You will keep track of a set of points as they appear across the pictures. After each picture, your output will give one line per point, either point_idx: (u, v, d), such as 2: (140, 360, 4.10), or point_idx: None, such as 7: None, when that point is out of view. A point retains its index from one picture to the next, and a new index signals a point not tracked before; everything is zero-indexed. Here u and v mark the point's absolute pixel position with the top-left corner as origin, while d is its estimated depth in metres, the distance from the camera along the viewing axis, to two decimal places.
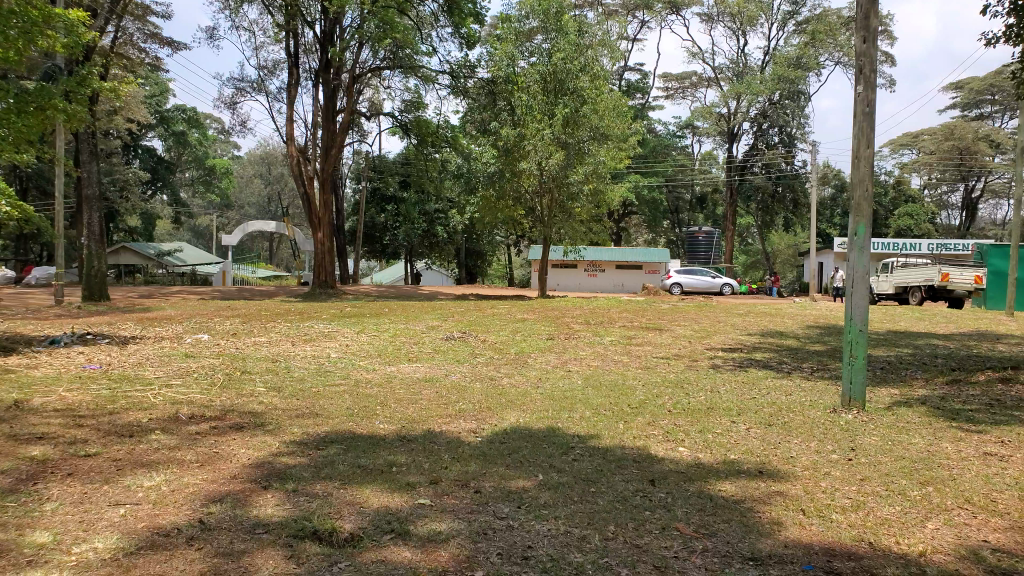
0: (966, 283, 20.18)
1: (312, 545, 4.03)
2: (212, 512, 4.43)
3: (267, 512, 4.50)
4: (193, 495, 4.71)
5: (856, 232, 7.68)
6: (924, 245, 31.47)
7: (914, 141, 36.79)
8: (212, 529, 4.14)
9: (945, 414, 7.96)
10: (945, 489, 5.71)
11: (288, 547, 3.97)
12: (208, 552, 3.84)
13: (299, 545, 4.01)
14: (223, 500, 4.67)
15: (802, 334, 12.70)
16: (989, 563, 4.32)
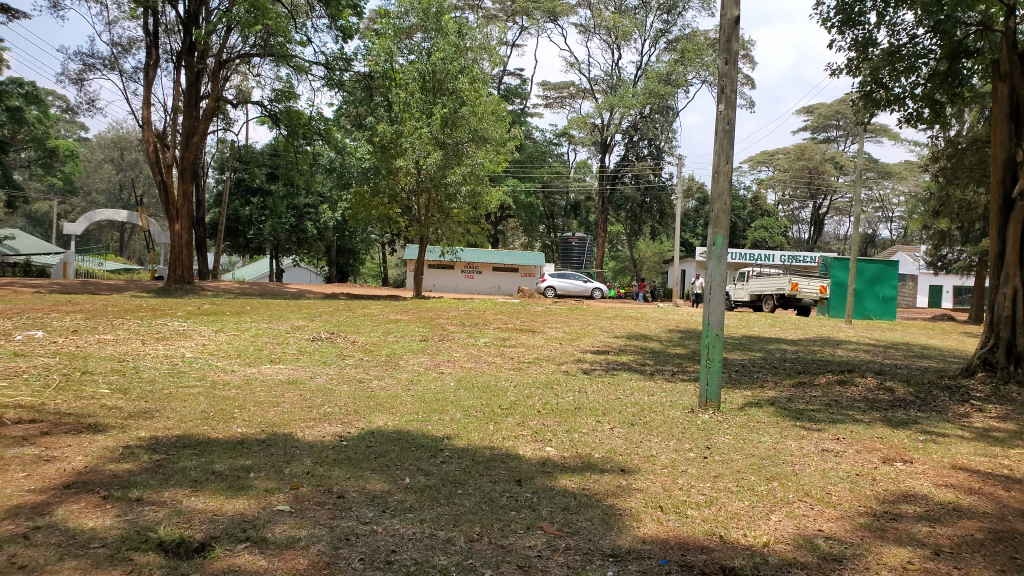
0: (812, 292, 21.85)
1: (156, 557, 3.71)
2: (37, 525, 3.95)
3: (104, 524, 4.08)
4: (13, 509, 4.18)
5: (714, 243, 8.06)
6: (777, 256, 33.81)
7: (770, 160, 39.72)
8: (36, 546, 3.69)
9: (790, 414, 8.55)
10: (787, 483, 6.13)
11: (126, 561, 3.62)
12: (29, 572, 3.42)
13: (141, 558, 3.66)
14: (51, 512, 4.18)
15: (666, 338, 13.31)
16: (822, 550, 4.71)
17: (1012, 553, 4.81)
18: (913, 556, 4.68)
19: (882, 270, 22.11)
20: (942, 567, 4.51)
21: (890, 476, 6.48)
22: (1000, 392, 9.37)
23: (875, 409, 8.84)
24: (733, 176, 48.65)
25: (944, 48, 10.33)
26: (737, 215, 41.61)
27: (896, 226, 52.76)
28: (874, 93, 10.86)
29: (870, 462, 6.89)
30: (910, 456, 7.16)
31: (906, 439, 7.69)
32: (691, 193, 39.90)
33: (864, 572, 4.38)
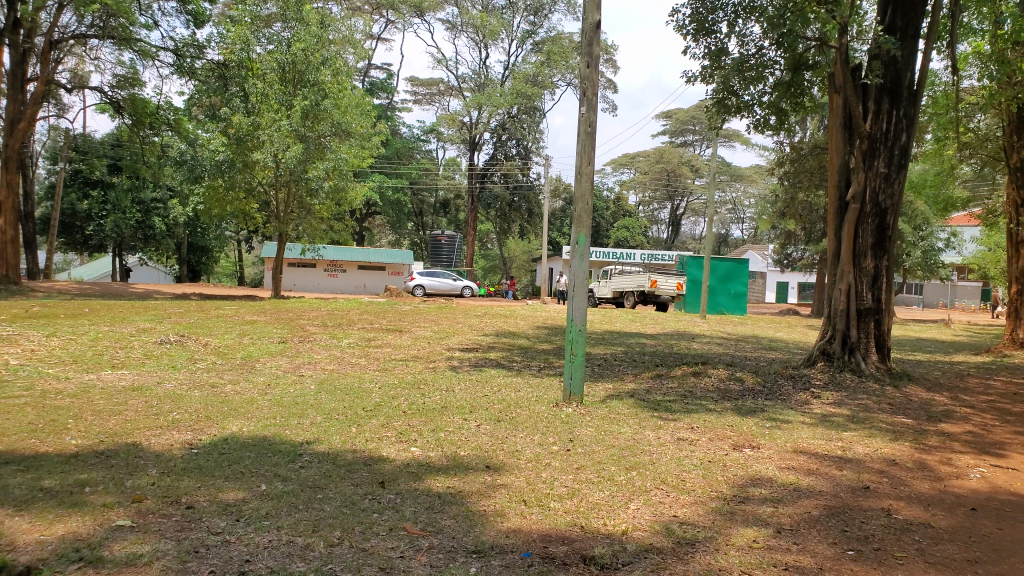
0: (669, 289, 22.90)
1: None
2: None
3: None
4: None
5: (577, 241, 8.20)
6: (638, 255, 35.28)
7: (632, 162, 41.17)
8: None
9: (648, 405, 8.87)
10: (646, 472, 6.33)
11: None
12: None
13: None
14: None
15: (532, 335, 13.49)
16: (677, 535, 4.89)
17: (844, 527, 5.19)
18: (760, 535, 4.95)
19: (734, 268, 23.41)
20: (784, 544, 4.80)
21: (739, 461, 6.85)
22: (836, 379, 10.19)
23: (726, 398, 9.34)
24: (598, 178, 50.25)
25: (787, 60, 11.05)
26: (601, 215, 42.87)
27: (746, 228, 56.34)
28: (726, 100, 11.48)
29: (722, 449, 7.25)
30: (757, 442, 7.60)
31: (753, 426, 8.17)
32: (557, 194, 40.73)
33: (715, 553, 4.58)
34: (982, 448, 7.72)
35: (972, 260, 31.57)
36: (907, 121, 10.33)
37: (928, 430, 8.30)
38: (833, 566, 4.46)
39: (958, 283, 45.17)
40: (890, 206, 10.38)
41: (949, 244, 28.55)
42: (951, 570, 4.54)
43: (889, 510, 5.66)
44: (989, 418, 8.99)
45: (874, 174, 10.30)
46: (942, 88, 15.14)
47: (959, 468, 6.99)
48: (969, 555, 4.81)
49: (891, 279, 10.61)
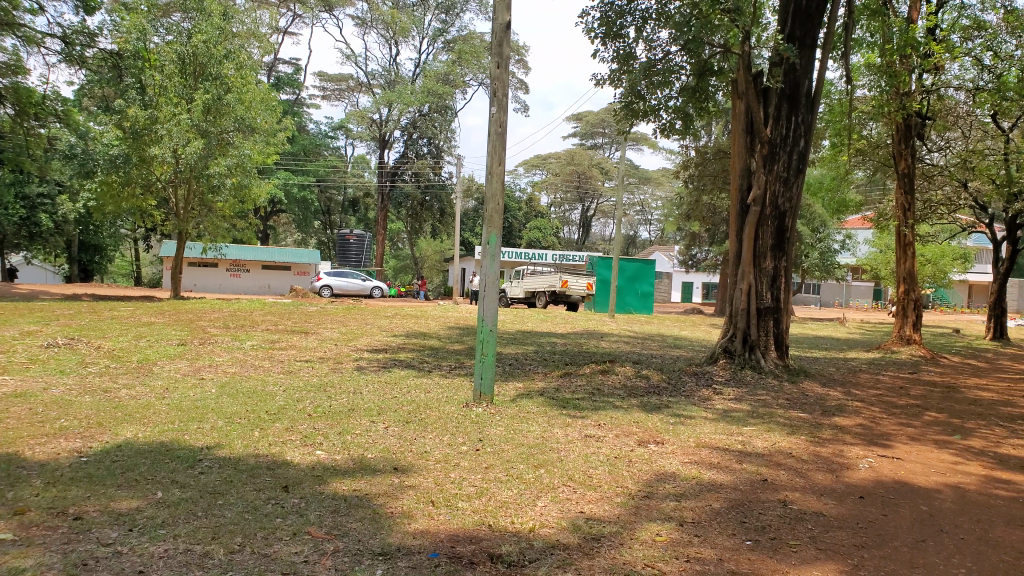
0: (580, 289, 23.51)
1: None
2: None
3: None
4: None
5: (488, 241, 8.20)
6: (550, 256, 35.76)
7: (543, 163, 41.60)
8: None
9: (557, 403, 8.99)
10: (553, 470, 6.42)
11: None
12: None
13: None
14: None
15: (443, 335, 13.46)
16: (583, 530, 4.99)
17: (742, 518, 5.42)
18: (663, 529, 5.11)
19: (641, 269, 24.07)
20: (685, 536, 4.98)
21: (644, 457, 7.03)
22: (737, 375, 10.61)
23: (633, 395, 9.57)
24: (510, 178, 50.56)
25: (692, 65, 11.40)
26: (513, 216, 43.10)
27: (653, 229, 57.85)
28: (634, 104, 11.76)
29: (628, 445, 7.43)
30: (661, 437, 7.83)
31: (658, 422, 8.41)
32: (470, 193, 40.76)
33: (619, 547, 4.71)
34: (870, 439, 8.20)
35: (864, 261, 33.40)
36: (804, 127, 10.84)
37: (822, 424, 8.74)
38: (732, 556, 4.65)
39: (851, 283, 47.82)
40: (789, 208, 10.89)
41: (844, 246, 30.08)
42: (839, 555, 4.81)
43: (784, 501, 5.95)
44: (877, 411, 9.56)
45: (774, 176, 10.77)
46: (835, 97, 15.96)
47: (849, 459, 7.41)
48: (856, 541, 5.11)
49: (789, 279, 11.11)
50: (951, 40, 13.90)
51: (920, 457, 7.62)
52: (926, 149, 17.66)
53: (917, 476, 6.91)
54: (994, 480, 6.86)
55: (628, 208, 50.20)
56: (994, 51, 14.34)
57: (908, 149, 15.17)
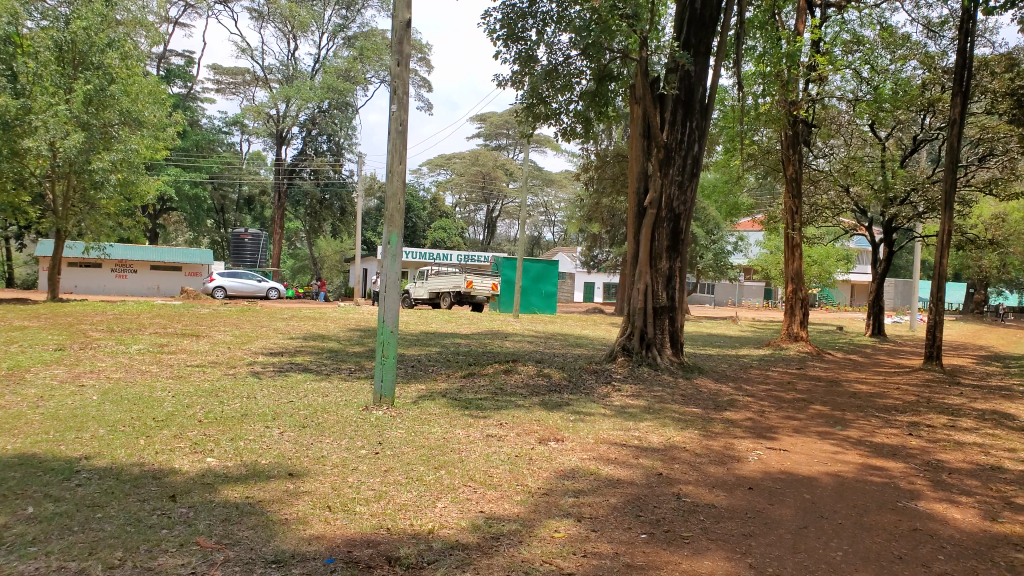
0: (484, 289, 23.58)
1: None
2: None
3: None
4: None
5: (389, 240, 8.02)
6: (455, 256, 35.92)
7: (447, 163, 41.48)
8: None
9: (459, 404, 8.97)
10: (453, 470, 6.40)
11: None
12: None
13: None
14: None
15: (343, 337, 13.21)
16: (482, 530, 4.99)
17: (638, 512, 5.56)
18: (562, 525, 5.17)
19: (545, 269, 24.39)
20: (583, 532, 5.06)
21: (544, 455, 7.11)
22: (635, 372, 10.88)
23: (535, 394, 9.65)
24: (413, 178, 50.10)
25: (593, 71, 11.61)
26: (418, 216, 42.77)
27: (557, 230, 58.63)
28: (535, 107, 11.83)
29: (528, 443, 7.49)
30: (561, 435, 7.92)
31: (559, 420, 8.52)
32: (372, 193, 40.24)
33: (518, 545, 4.73)
34: (758, 432, 8.57)
35: (756, 262, 34.87)
36: (698, 133, 11.24)
37: (714, 418, 9.08)
38: (628, 550, 4.76)
39: (744, 283, 49.94)
40: (683, 211, 11.27)
41: (737, 247, 31.27)
42: (730, 545, 4.99)
43: (679, 494, 6.13)
44: (765, 405, 10.01)
45: (670, 181, 11.11)
46: (729, 104, 16.46)
47: (739, 451, 7.71)
48: (745, 530, 5.32)
49: (683, 280, 11.49)
50: (833, 53, 14.75)
51: (803, 447, 8.02)
52: (813, 155, 18.40)
53: (801, 466, 7.27)
54: (869, 467, 7.30)
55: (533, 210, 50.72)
56: (871, 64, 15.28)
57: (795, 155, 15.83)
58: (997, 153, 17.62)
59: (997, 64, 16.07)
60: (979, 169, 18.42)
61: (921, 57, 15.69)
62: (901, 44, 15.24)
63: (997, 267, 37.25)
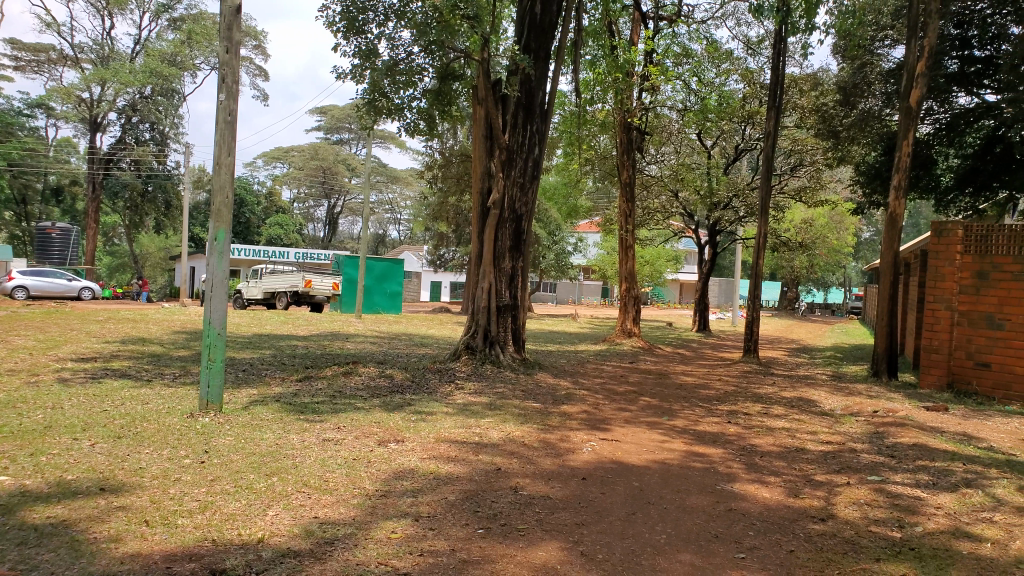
0: (325, 289, 23.03)
1: None
2: None
3: None
4: None
5: (216, 237, 7.33)
6: (292, 254, 35.24)
7: (284, 156, 39.93)
8: None
9: (294, 409, 8.63)
10: (287, 477, 6.14)
11: None
12: None
13: None
14: None
15: (166, 340, 12.37)
16: (316, 535, 4.82)
17: (476, 507, 5.60)
18: (399, 526, 5.10)
19: (389, 268, 24.08)
20: (420, 531, 5.02)
21: (382, 456, 7.00)
22: (478, 371, 10.95)
23: (375, 396, 9.49)
24: (247, 170, 47.86)
25: (436, 69, 11.50)
26: (252, 211, 40.29)
27: (401, 228, 58.06)
28: (377, 102, 11.59)
29: (367, 446, 7.34)
30: (401, 436, 7.83)
31: (399, 421, 8.42)
32: (200, 185, 38.08)
33: (353, 549, 4.62)
34: (593, 424, 8.92)
35: (595, 262, 36.36)
36: (539, 136, 11.48)
37: (552, 412, 9.33)
38: (464, 546, 4.77)
39: (583, 282, 51.88)
40: (525, 212, 11.48)
41: (577, 248, 32.33)
42: (563, 534, 5.14)
43: (516, 488, 6.23)
44: (600, 398, 10.43)
45: (512, 182, 11.27)
46: (569, 109, 16.86)
47: (574, 443, 7.97)
48: (577, 519, 5.49)
49: (525, 279, 11.74)
50: (664, 64, 15.61)
51: (634, 437, 8.43)
52: (647, 161, 19.57)
53: (632, 455, 7.63)
54: (693, 453, 7.79)
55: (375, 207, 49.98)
56: (698, 77, 16.26)
57: (629, 161, 16.33)
58: (806, 163, 19.57)
59: (804, 83, 17.89)
60: (791, 178, 20.23)
61: (742, 73, 17.32)
62: (725, 59, 16.42)
63: (805, 267, 41.10)
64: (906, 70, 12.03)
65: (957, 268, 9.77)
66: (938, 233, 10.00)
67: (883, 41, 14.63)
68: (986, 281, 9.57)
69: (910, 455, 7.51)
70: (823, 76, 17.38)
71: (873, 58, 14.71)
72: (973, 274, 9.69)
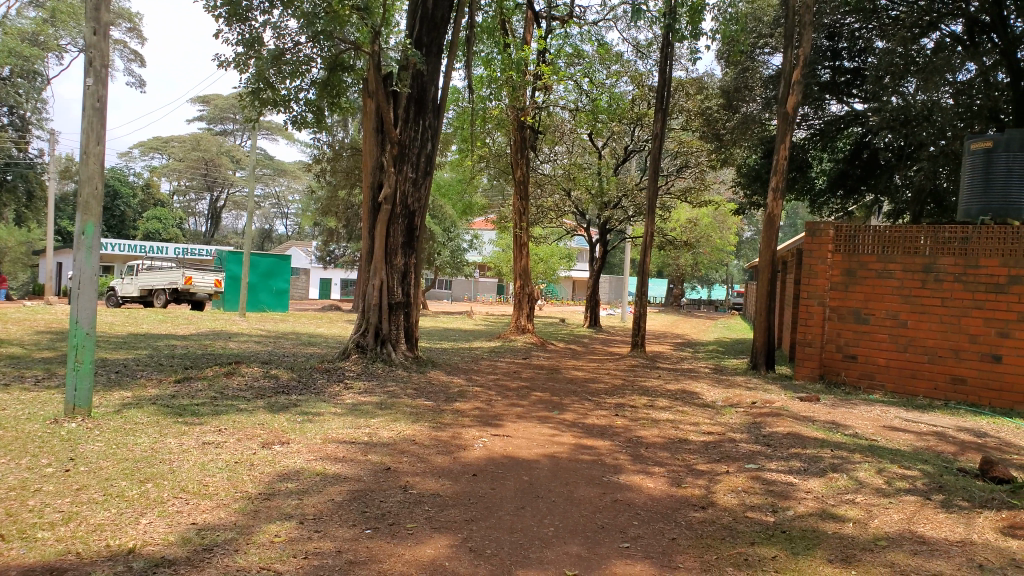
0: (206, 287, 22.25)
1: None
2: None
3: None
4: None
5: (83, 230, 6.58)
6: (171, 249, 33.84)
7: (163, 146, 37.99)
8: None
9: (172, 411, 8.20)
10: (162, 482, 5.82)
11: None
12: None
13: None
14: None
15: (27, 341, 11.48)
16: (193, 542, 4.59)
17: (364, 507, 5.49)
18: (283, 529, 4.93)
19: (275, 264, 23.37)
20: (305, 533, 4.87)
21: (267, 459, 6.76)
22: (369, 369, 10.77)
23: (260, 396, 9.17)
24: (122, 160, 45.25)
25: (325, 61, 11.17)
26: (127, 203, 37.96)
27: (290, 222, 56.37)
28: (262, 92, 11.17)
29: (250, 448, 7.07)
30: (286, 437, 7.59)
31: (285, 422, 8.15)
32: (68, 176, 35.60)
33: (233, 554, 4.43)
34: (485, 421, 8.93)
35: (490, 259, 36.56)
36: (430, 131, 11.44)
37: (444, 410, 9.29)
38: (351, 546, 4.67)
39: (478, 279, 52.14)
40: (417, 208, 11.41)
41: (472, 245, 32.38)
42: (452, 531, 5.12)
43: (405, 487, 6.16)
44: (492, 394, 10.48)
45: (404, 178, 11.14)
46: (463, 105, 16.82)
47: (466, 440, 7.96)
48: (467, 515, 5.48)
49: (417, 276, 11.66)
50: (556, 63, 15.85)
51: (525, 432, 8.50)
52: (540, 160, 19.84)
53: (523, 450, 7.70)
54: (581, 446, 7.94)
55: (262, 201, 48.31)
56: (590, 78, 16.58)
57: (523, 159, 16.49)
58: (691, 165, 20.38)
59: (690, 86, 18.60)
60: (677, 178, 20.99)
61: (632, 75, 17.84)
62: (615, 61, 16.86)
63: (690, 265, 42.80)
64: (783, 78, 12.66)
65: (829, 266, 10.40)
66: (812, 233, 10.59)
67: (763, 48, 15.38)
68: (854, 278, 10.23)
69: (784, 443, 7.93)
70: (707, 81, 18.14)
71: (755, 64, 15.41)
72: (842, 272, 10.35)
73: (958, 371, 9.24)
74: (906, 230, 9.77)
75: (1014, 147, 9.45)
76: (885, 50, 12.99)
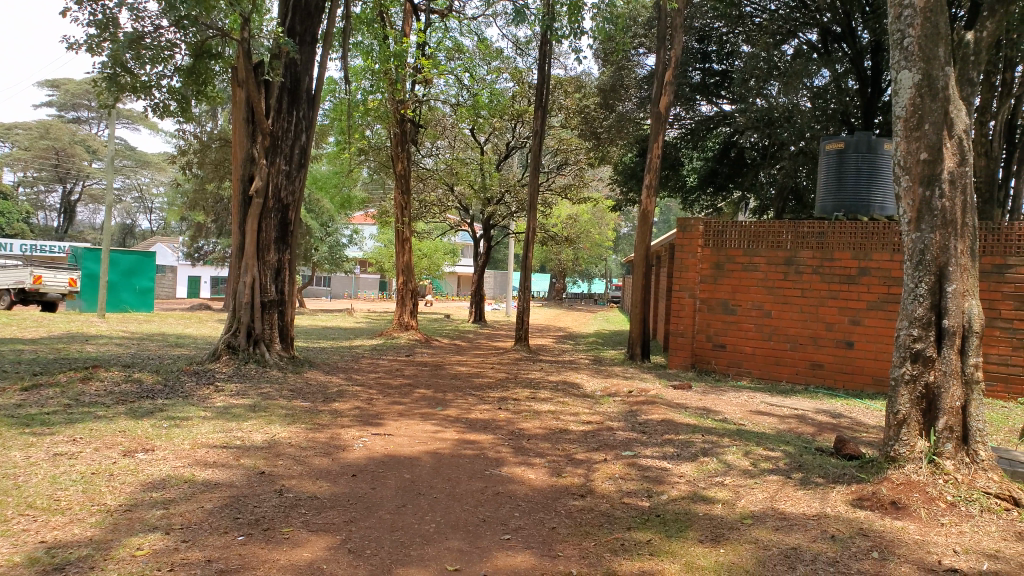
0: (59, 287, 20.67)
1: None
2: None
3: None
4: None
5: None
6: (17, 245, 31.18)
7: (6, 133, 34.92)
8: None
9: (18, 422, 7.54)
10: (6, 500, 5.34)
11: None
12: None
13: None
14: None
15: None
16: (43, 562, 4.23)
17: (235, 514, 5.26)
18: (146, 542, 4.64)
19: (138, 262, 22.03)
20: (171, 544, 4.61)
21: (128, 468, 6.34)
22: (241, 370, 10.33)
23: (121, 402, 8.61)
24: None
25: (190, 47, 10.58)
26: None
27: (155, 217, 53.23)
28: (119, 77, 10.47)
29: (109, 458, 6.61)
30: (150, 445, 7.16)
31: (149, 428, 7.69)
32: None
33: (88, 572, 4.12)
34: (365, 420, 8.77)
35: (371, 255, 35.95)
36: (304, 123, 11.14)
37: (322, 411, 9.05)
38: (222, 554, 4.47)
39: (359, 275, 51.29)
40: (290, 202, 11.08)
41: (352, 240, 31.70)
42: (330, 533, 4.99)
43: (281, 490, 5.95)
44: (373, 393, 10.31)
45: (277, 171, 10.77)
46: (340, 97, 16.40)
47: (345, 440, 7.78)
48: (346, 517, 5.36)
49: (291, 272, 11.32)
50: (436, 57, 15.74)
51: (406, 430, 8.41)
52: (421, 154, 19.63)
53: (404, 448, 7.62)
54: (464, 441, 7.94)
55: (123, 193, 45.37)
56: (470, 73, 16.58)
57: (403, 153, 16.28)
58: (571, 163, 20.84)
59: (568, 85, 18.96)
60: (558, 176, 21.40)
61: (512, 72, 18.01)
62: (495, 57, 16.95)
63: (571, 260, 43.78)
64: (656, 77, 13.10)
65: (699, 260, 10.87)
66: (683, 228, 11.05)
67: (638, 49, 15.88)
68: (722, 271, 10.74)
69: (658, 430, 8.24)
70: (585, 80, 18.60)
71: (630, 64, 15.89)
72: (711, 265, 10.84)
73: (816, 357, 9.93)
74: (769, 225, 10.37)
75: (862, 147, 10.20)
76: (750, 54, 13.70)
